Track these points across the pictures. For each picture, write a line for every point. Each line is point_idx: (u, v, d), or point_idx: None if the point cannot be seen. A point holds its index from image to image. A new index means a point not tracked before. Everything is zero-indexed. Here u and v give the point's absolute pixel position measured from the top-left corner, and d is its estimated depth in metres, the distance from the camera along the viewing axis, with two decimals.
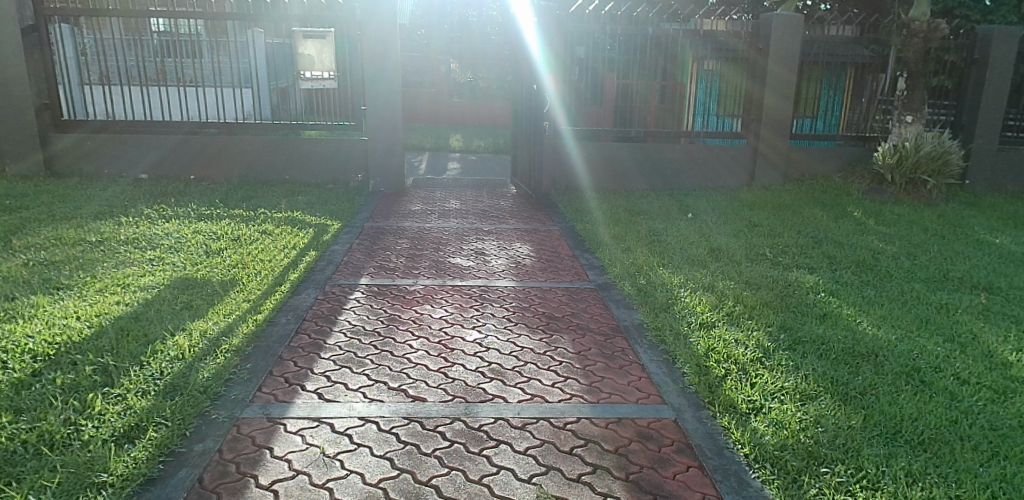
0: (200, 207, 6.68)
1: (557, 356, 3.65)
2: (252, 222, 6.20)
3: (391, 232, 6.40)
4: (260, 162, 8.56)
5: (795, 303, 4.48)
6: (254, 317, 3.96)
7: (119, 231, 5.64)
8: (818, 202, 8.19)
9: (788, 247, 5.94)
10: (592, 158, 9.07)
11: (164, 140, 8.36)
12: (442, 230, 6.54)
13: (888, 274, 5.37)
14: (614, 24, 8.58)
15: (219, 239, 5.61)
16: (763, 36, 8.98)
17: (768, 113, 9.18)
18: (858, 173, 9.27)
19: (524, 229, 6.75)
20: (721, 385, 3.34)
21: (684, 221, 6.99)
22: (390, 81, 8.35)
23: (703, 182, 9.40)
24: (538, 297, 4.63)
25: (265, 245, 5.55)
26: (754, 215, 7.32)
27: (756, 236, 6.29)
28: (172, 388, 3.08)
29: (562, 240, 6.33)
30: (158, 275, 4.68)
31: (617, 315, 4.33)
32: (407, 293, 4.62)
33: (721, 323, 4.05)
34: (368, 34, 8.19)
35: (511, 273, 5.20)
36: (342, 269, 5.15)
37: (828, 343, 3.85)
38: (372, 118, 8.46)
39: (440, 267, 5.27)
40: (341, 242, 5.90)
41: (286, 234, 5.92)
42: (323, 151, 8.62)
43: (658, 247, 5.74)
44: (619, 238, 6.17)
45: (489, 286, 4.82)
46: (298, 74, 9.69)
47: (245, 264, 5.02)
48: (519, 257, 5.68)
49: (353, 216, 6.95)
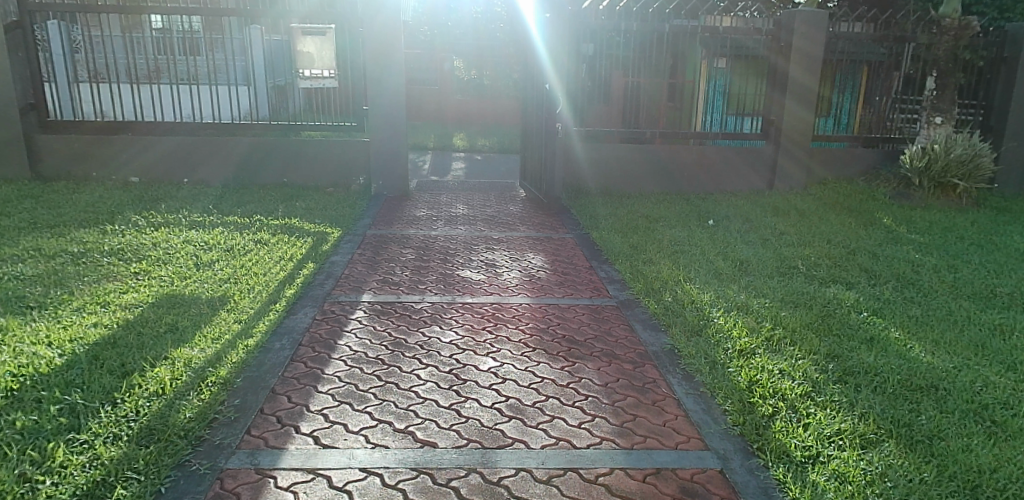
0: (192, 213, 6.32)
1: (582, 391, 3.26)
2: (246, 230, 5.83)
3: (396, 240, 6.02)
4: (257, 164, 8.19)
5: (837, 327, 4.10)
6: (245, 343, 3.58)
7: (104, 240, 5.28)
8: (844, 208, 7.81)
9: (821, 259, 5.55)
10: (604, 160, 8.67)
11: (157, 141, 7.99)
12: (449, 239, 6.16)
13: (932, 290, 4.98)
14: (630, 20, 8.15)
15: (210, 250, 5.24)
16: (784, 33, 8.57)
17: (789, 114, 8.78)
18: (882, 177, 8.88)
19: (536, 237, 6.37)
20: (769, 426, 2.95)
21: (705, 229, 6.61)
22: (394, 81, 7.96)
23: (717, 186, 9.00)
24: (557, 316, 4.25)
25: (259, 256, 5.17)
26: (777, 222, 6.94)
27: (784, 247, 5.90)
28: (148, 432, 2.69)
29: (578, 249, 5.95)
30: (142, 293, 4.30)
31: (644, 338, 3.95)
32: (413, 312, 4.23)
33: (761, 350, 3.66)
34: (372, 31, 7.78)
35: (525, 288, 4.81)
36: (343, 284, 4.77)
37: (881, 374, 3.47)
38: (375, 119, 8.07)
39: (449, 282, 4.89)
40: (342, 252, 5.52)
41: (283, 243, 5.55)
42: (324, 153, 8.24)
43: (681, 259, 5.35)
44: (638, 247, 5.79)
45: (502, 304, 4.43)
46: (297, 72, 9.33)
47: (237, 280, 4.65)
48: (532, 269, 5.29)
49: (354, 223, 6.57)
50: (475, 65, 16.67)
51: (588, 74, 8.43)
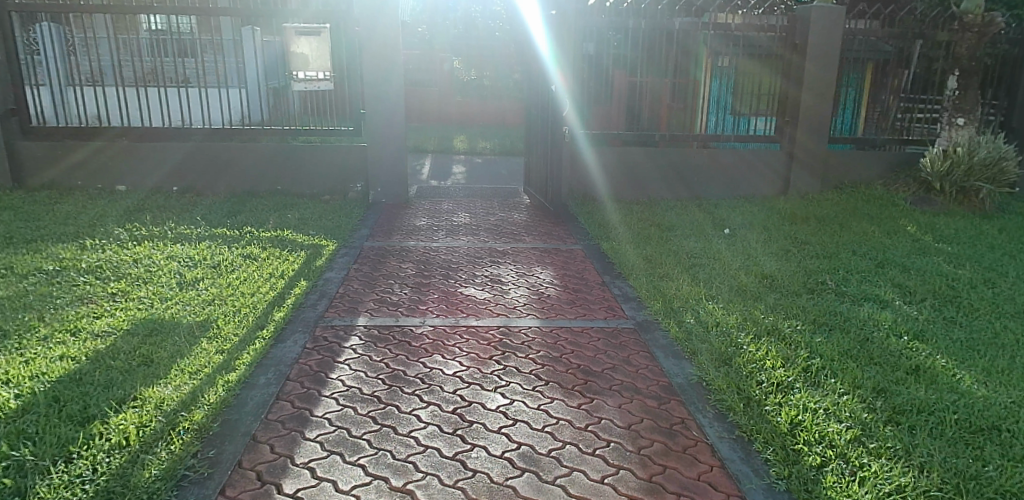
0: (179, 225, 5.96)
1: (602, 435, 2.89)
2: (234, 244, 5.47)
3: (395, 253, 5.66)
4: (250, 171, 7.82)
5: (877, 355, 3.75)
6: (225, 379, 3.22)
7: (81, 257, 4.92)
8: (865, 214, 7.44)
9: (849, 274, 5.18)
10: (611, 163, 8.30)
11: (146, 148, 7.65)
12: (452, 252, 5.79)
13: (973, 308, 4.61)
14: (639, 17, 7.82)
15: (195, 267, 4.88)
16: (800, 29, 8.17)
17: (805, 113, 8.36)
18: (902, 181, 8.51)
19: (543, 248, 6.01)
20: (819, 481, 2.60)
21: (722, 238, 6.23)
22: (394, 81, 7.61)
23: (730, 191, 8.63)
24: (571, 342, 3.89)
25: (247, 274, 4.80)
26: (797, 230, 6.57)
27: (808, 259, 5.53)
28: (105, 495, 2.33)
29: (588, 262, 5.58)
30: (117, 318, 3.93)
31: (668, 368, 3.59)
32: (412, 339, 3.85)
33: (800, 385, 3.32)
34: (359, 26, 7.45)
35: (534, 308, 4.44)
36: (337, 304, 4.41)
37: (936, 413, 3.12)
38: (373, 124, 7.71)
39: (452, 302, 4.51)
40: (337, 268, 5.16)
41: (274, 258, 5.18)
42: (319, 158, 7.87)
43: (700, 274, 4.98)
44: (654, 261, 5.41)
45: (509, 329, 4.05)
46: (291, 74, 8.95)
47: (222, 301, 4.29)
48: (540, 286, 4.91)
49: (351, 234, 6.20)
50: (474, 66, 16.31)
51: (587, 74, 8.08)
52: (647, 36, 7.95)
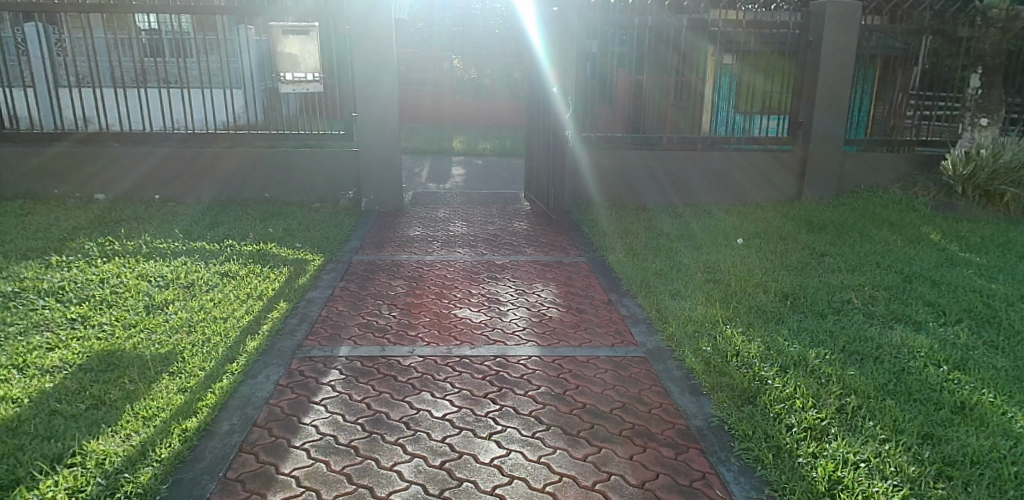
0: (154, 238, 5.58)
1: (612, 496, 2.52)
2: (212, 260, 5.09)
3: (386, 269, 5.27)
4: (235, 178, 7.44)
5: (918, 390, 3.35)
6: (182, 427, 2.89)
7: (43, 276, 4.54)
8: (884, 220, 7.05)
9: (875, 291, 4.77)
10: (614, 168, 7.91)
11: (126, 155, 7.28)
12: (447, 267, 5.39)
13: (1016, 329, 4.19)
14: (644, 13, 7.42)
15: (165, 287, 4.49)
16: (815, 26, 7.76)
17: (819, 113, 7.95)
18: (922, 185, 8.11)
19: (544, 262, 5.61)
20: None
21: (736, 250, 5.83)
22: (388, 82, 7.21)
23: (739, 195, 8.23)
24: (577, 374, 3.50)
25: (222, 295, 4.42)
26: (815, 240, 6.17)
27: (831, 274, 5.13)
28: None
29: (592, 277, 5.19)
30: (69, 350, 3.55)
31: (684, 407, 3.21)
32: (399, 373, 3.46)
33: (835, 430, 2.94)
34: (348, 27, 7.07)
35: (534, 333, 4.05)
36: (318, 329, 4.03)
37: (995, 465, 2.73)
38: (365, 127, 7.32)
39: (444, 326, 4.11)
40: (321, 286, 4.78)
41: (253, 276, 4.80)
42: (309, 164, 7.50)
43: (716, 292, 4.59)
44: (665, 276, 5.01)
45: (507, 360, 3.65)
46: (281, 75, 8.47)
47: (191, 328, 3.91)
48: (541, 307, 4.51)
49: (340, 247, 5.81)
50: (474, 65, 15.75)
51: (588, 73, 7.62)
52: (652, 34, 7.55)
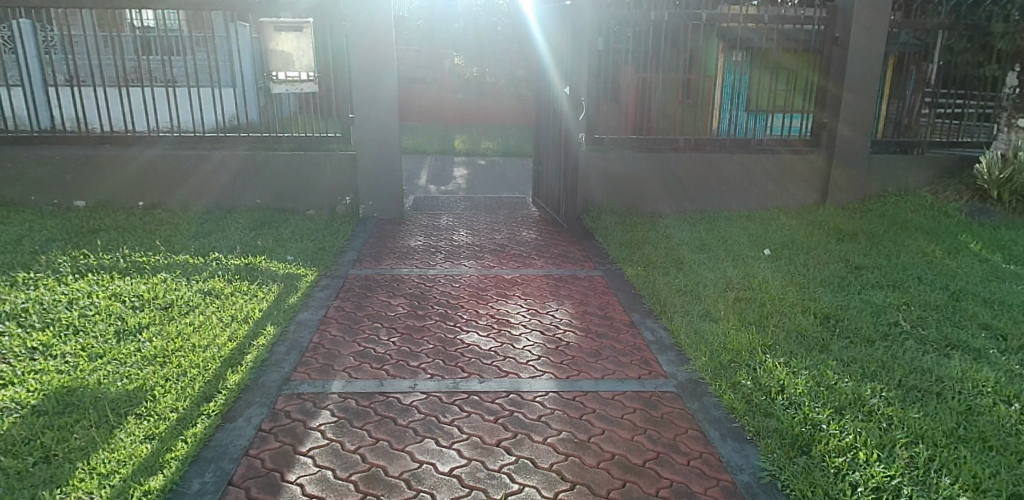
0: (134, 251, 5.17)
1: None
2: (194, 276, 4.67)
3: (385, 285, 4.84)
4: (225, 184, 7.01)
5: (995, 435, 2.93)
6: (143, 488, 2.47)
7: (3, 296, 4.12)
8: (915, 228, 6.63)
9: (925, 312, 4.35)
10: (626, 172, 7.47)
11: (109, 159, 6.86)
12: (452, 282, 4.96)
13: None
14: (659, 9, 7.04)
15: (141, 310, 4.07)
16: (842, 21, 7.31)
17: (845, 113, 7.53)
18: (952, 189, 7.69)
19: (558, 276, 5.19)
20: None
21: (764, 262, 5.40)
22: (388, 78, 6.77)
23: (760, 200, 7.78)
24: (602, 415, 3.07)
25: (203, 318, 4.00)
26: (848, 251, 5.74)
27: (872, 291, 4.70)
28: None
29: (611, 294, 4.76)
30: (25, 388, 3.13)
31: (728, 457, 2.78)
32: (399, 415, 3.03)
33: (908, 491, 2.52)
34: (347, 25, 6.59)
35: (550, 362, 3.62)
36: (308, 358, 3.60)
37: None
38: (365, 127, 6.88)
39: (449, 356, 3.67)
40: (314, 306, 4.36)
41: (237, 296, 4.37)
42: (304, 169, 7.06)
43: (750, 313, 4.16)
44: (691, 293, 4.58)
45: (521, 397, 3.22)
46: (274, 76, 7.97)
47: (165, 359, 3.49)
48: (556, 330, 4.08)
49: (335, 259, 5.38)
50: (476, 62, 15.43)
51: (598, 71, 7.18)
52: (668, 29, 7.13)
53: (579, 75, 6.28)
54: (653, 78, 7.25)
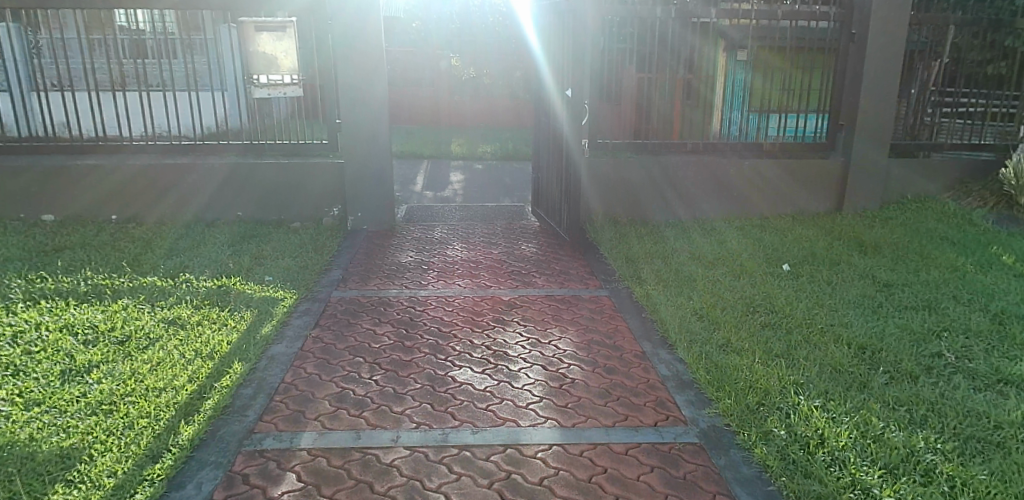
0: (97, 273, 4.73)
1: None
2: (159, 302, 4.22)
3: (370, 310, 4.39)
4: (204, 195, 6.57)
5: None
6: None
7: None
8: (941, 238, 6.19)
9: (970, 339, 3.91)
10: (631, 179, 7.03)
11: (79, 170, 6.42)
12: (444, 305, 4.53)
13: None
14: (668, 5, 6.60)
15: (94, 345, 3.63)
16: (858, 18, 6.88)
17: (863, 115, 7.09)
18: (976, 195, 7.26)
19: (561, 297, 4.75)
20: None
21: (785, 279, 4.96)
22: (377, 81, 6.33)
23: (776, 206, 7.33)
24: (614, 477, 2.63)
25: (163, 354, 3.55)
26: (874, 265, 5.30)
27: (908, 315, 4.25)
28: None
29: (619, 319, 4.33)
30: None
31: None
32: (377, 479, 2.59)
33: None
34: (337, 28, 6.14)
35: (552, 406, 3.18)
36: (278, 402, 3.17)
37: None
38: (353, 134, 6.44)
39: (439, 398, 3.23)
40: (290, 336, 3.92)
41: (205, 326, 3.92)
42: (289, 179, 6.63)
43: (776, 344, 3.71)
44: (708, 318, 4.13)
45: (520, 453, 2.79)
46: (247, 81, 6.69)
47: (113, 406, 3.05)
48: (559, 364, 3.64)
49: (318, 280, 4.93)
50: (473, 63, 14.90)
51: (599, 74, 6.74)
52: (675, 28, 6.64)
53: (582, 79, 5.83)
54: (654, 77, 6.82)
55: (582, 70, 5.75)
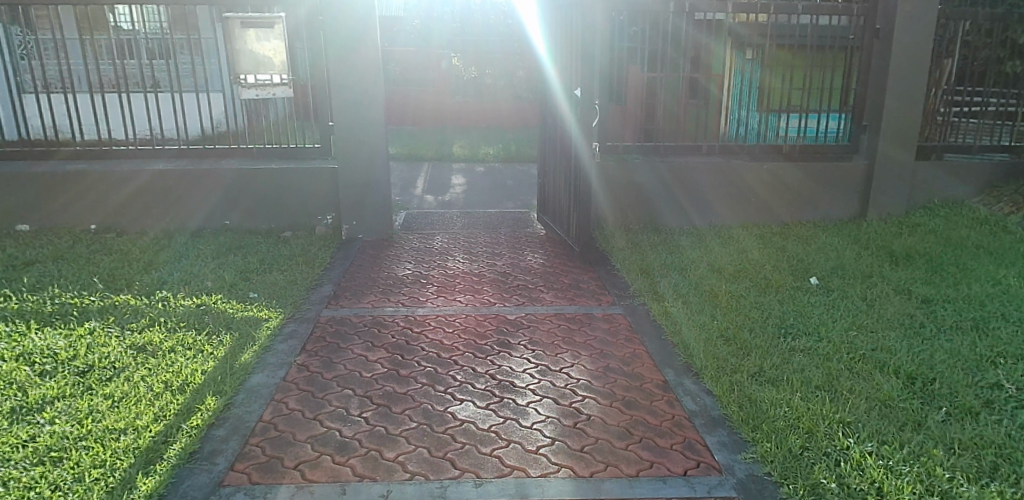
0: (68, 291, 4.35)
1: None
2: (130, 325, 3.83)
3: (363, 333, 4.00)
4: (189, 202, 6.18)
5: None
6: None
7: None
8: (975, 247, 5.79)
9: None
10: (643, 183, 6.62)
11: (57, 176, 6.04)
12: (444, 326, 4.13)
13: None
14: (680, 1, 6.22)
15: (51, 377, 3.24)
16: (884, 12, 6.46)
17: (889, 115, 6.67)
18: (1008, 200, 6.84)
19: (572, 316, 4.34)
20: None
21: (815, 296, 4.55)
22: (375, 80, 5.94)
23: (796, 212, 6.91)
24: None
25: (128, 387, 3.16)
26: (910, 279, 4.89)
27: (956, 338, 3.83)
28: None
29: (636, 342, 3.92)
30: None
31: None
32: None
33: None
34: (341, 27, 5.75)
35: (567, 451, 2.78)
36: (253, 447, 2.79)
37: None
38: (348, 136, 6.05)
39: (438, 441, 2.84)
40: (272, 365, 3.52)
41: (177, 353, 3.53)
42: (280, 185, 6.24)
43: (815, 375, 3.31)
44: (735, 343, 3.72)
45: None
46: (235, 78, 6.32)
47: (64, 452, 2.66)
48: (573, 397, 3.24)
49: (308, 297, 4.54)
50: (475, 62, 14.53)
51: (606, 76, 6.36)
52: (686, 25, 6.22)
53: (592, 81, 5.44)
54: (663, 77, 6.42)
55: (590, 71, 5.33)
